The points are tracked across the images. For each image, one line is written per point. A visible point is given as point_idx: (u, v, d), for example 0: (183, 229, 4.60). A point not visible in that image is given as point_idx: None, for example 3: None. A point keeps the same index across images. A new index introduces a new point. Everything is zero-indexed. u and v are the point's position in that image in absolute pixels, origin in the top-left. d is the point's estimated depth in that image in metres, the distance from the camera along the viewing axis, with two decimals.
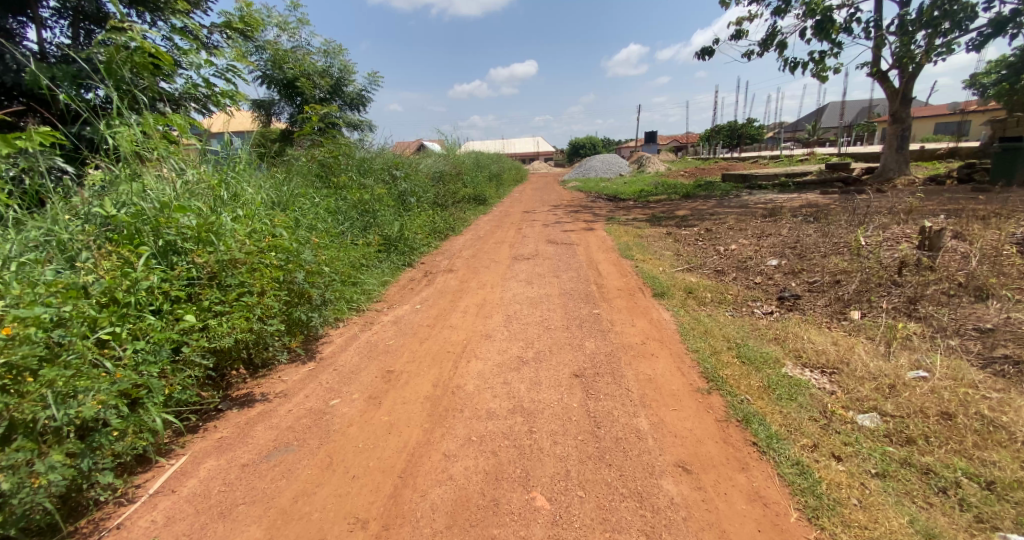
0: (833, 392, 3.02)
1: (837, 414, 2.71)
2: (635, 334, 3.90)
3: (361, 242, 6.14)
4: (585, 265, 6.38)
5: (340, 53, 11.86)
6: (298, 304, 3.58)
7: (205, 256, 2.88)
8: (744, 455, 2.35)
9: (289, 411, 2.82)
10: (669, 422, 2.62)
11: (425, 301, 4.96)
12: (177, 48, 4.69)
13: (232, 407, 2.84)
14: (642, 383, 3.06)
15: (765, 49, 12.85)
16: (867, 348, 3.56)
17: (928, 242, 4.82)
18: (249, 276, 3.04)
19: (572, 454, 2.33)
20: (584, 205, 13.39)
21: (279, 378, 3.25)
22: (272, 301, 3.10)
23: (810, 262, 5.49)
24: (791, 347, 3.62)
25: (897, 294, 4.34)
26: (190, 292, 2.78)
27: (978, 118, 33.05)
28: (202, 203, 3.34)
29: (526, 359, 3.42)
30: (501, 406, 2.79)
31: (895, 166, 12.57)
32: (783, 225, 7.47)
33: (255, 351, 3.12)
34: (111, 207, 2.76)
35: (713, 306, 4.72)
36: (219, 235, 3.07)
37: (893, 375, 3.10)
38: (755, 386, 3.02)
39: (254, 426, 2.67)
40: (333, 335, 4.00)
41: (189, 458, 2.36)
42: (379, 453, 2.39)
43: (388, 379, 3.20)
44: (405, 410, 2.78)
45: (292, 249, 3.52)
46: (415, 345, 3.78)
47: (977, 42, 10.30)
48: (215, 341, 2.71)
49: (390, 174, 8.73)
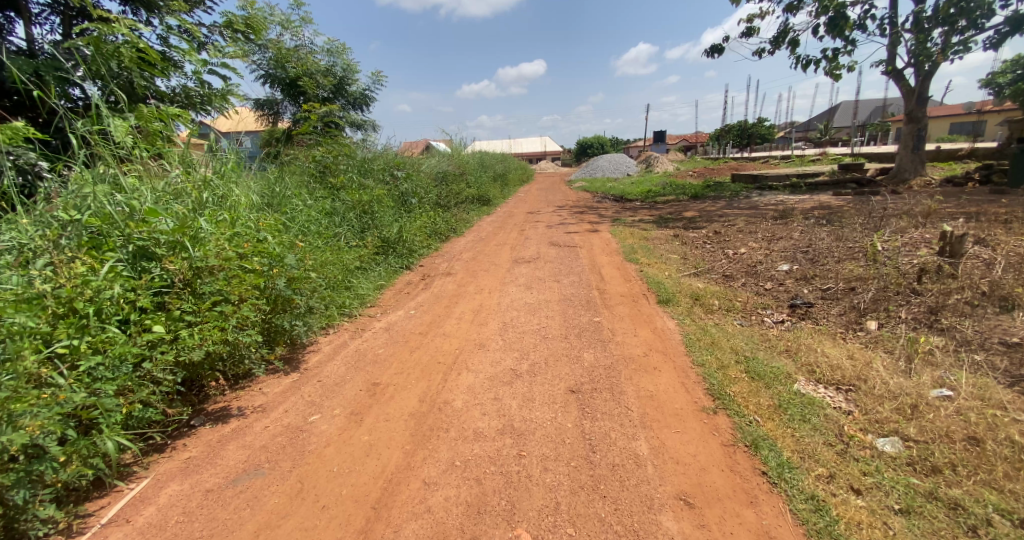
0: (850, 413, 2.79)
1: (854, 438, 2.49)
2: (637, 345, 3.69)
3: (357, 245, 5.98)
4: (588, 269, 6.17)
5: (344, 52, 11.74)
6: (281, 312, 3.41)
7: (178, 262, 2.73)
8: (752, 487, 2.13)
9: (265, 428, 2.66)
10: (671, 447, 2.42)
11: (420, 306, 4.79)
12: (171, 45, 4.53)
13: (205, 423, 2.70)
14: (643, 401, 2.85)
15: (777, 46, 12.57)
16: (886, 363, 3.31)
17: (949, 248, 4.48)
18: (225, 284, 2.89)
19: (564, 483, 2.14)
20: (590, 206, 13.17)
21: (259, 390, 3.09)
22: (250, 311, 2.93)
23: (823, 267, 5.23)
24: (803, 362, 3.39)
25: (917, 304, 4.08)
26: (160, 302, 2.63)
27: (994, 117, 32.35)
28: (183, 206, 3.18)
29: (519, 372, 3.23)
30: (489, 426, 2.59)
31: (910, 167, 12.19)
32: (794, 228, 7.20)
33: (231, 363, 2.96)
34: (75, 211, 2.63)
35: (721, 314, 4.50)
36: (197, 240, 2.92)
37: (915, 393, 2.86)
38: (765, 405, 2.80)
39: (226, 445, 2.52)
40: (321, 343, 3.84)
41: (151, 483, 2.23)
42: (354, 479, 2.22)
43: (372, 393, 3.02)
44: (387, 429, 2.60)
45: (276, 254, 3.35)
46: (405, 355, 3.60)
47: (996, 40, 9.93)
48: (185, 354, 2.55)
49: (391, 174, 8.58)
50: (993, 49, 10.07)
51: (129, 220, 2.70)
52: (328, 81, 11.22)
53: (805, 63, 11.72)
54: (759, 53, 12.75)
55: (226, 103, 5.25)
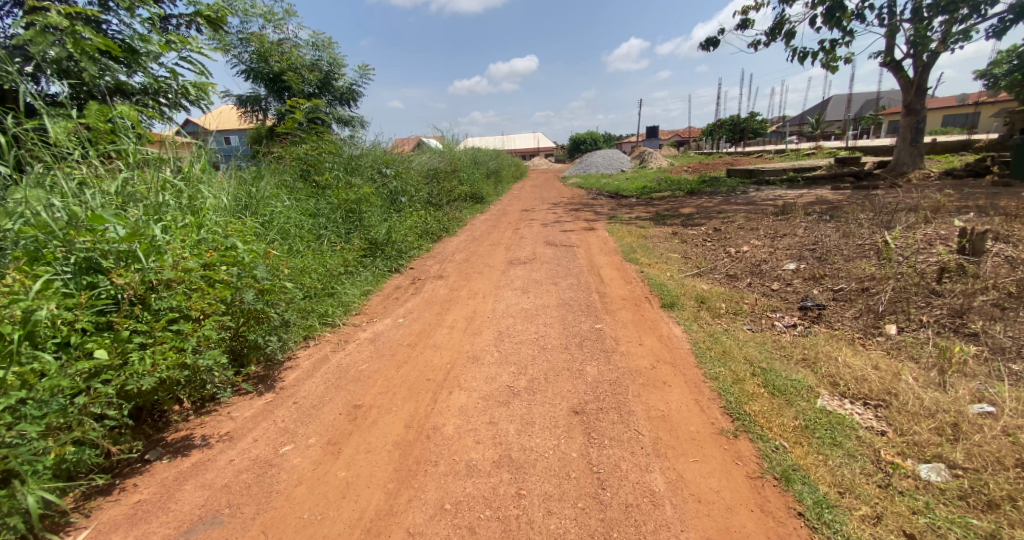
0: (884, 433, 2.54)
1: (894, 467, 2.25)
2: (643, 356, 3.40)
3: (341, 247, 5.64)
4: (586, 270, 5.88)
5: (329, 45, 11.36)
6: (253, 326, 3.08)
7: (127, 275, 2.37)
8: (788, 532, 1.87)
9: (229, 463, 2.33)
10: (689, 480, 2.15)
11: (410, 314, 4.47)
12: (136, 35, 4.16)
13: (162, 457, 2.37)
14: (654, 423, 2.57)
15: (773, 38, 12.37)
16: (917, 375, 3.05)
17: (970, 246, 4.31)
18: (185, 299, 2.54)
19: (570, 531, 1.85)
20: (585, 203, 12.86)
21: (227, 415, 2.76)
22: (212, 329, 2.58)
23: (832, 266, 4.97)
24: (824, 373, 3.11)
25: (939, 307, 3.83)
26: (105, 321, 2.28)
27: (987, 109, 32.33)
28: (136, 211, 2.83)
29: (517, 390, 2.93)
30: (484, 457, 2.29)
31: (909, 160, 12.04)
32: (798, 225, 6.94)
33: (192, 388, 2.62)
34: (6, 220, 2.28)
35: (729, 318, 4.21)
36: (154, 250, 2.57)
37: (954, 410, 2.61)
38: (791, 427, 2.53)
39: (183, 484, 2.20)
40: (299, 358, 3.52)
41: (89, 535, 1.91)
42: (328, 529, 1.92)
43: (353, 417, 2.71)
44: (367, 463, 2.29)
45: (247, 263, 3.00)
46: (391, 371, 3.28)
47: (999, 28, 9.74)
48: (133, 383, 2.21)
49: (380, 172, 8.22)
50: (996, 37, 9.86)
51: (70, 228, 2.36)
52: (314, 76, 10.81)
53: (802, 55, 11.52)
54: (755, 46, 12.51)
55: (201, 97, 4.88)
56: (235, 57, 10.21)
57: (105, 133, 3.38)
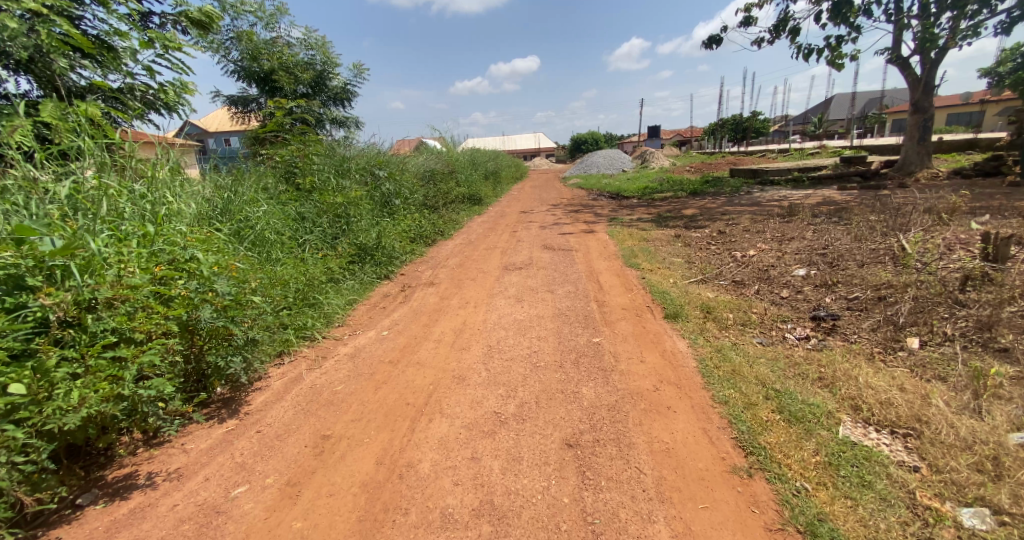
0: (917, 470, 2.22)
1: (933, 514, 1.94)
2: (645, 376, 3.10)
3: (325, 254, 5.35)
4: (585, 276, 5.58)
5: (324, 45, 11.12)
6: (215, 346, 2.83)
7: (58, 294, 2.07)
8: None
9: (171, 509, 2.05)
10: (698, 534, 1.86)
11: (395, 326, 4.17)
12: (113, 31, 3.87)
13: (97, 501, 2.09)
14: (658, 458, 2.28)
15: (777, 36, 12.06)
16: (948, 398, 2.74)
17: (994, 251, 4.00)
18: (129, 319, 2.27)
19: None
20: (585, 204, 12.54)
21: (180, 448, 2.47)
22: (158, 352, 2.29)
23: (845, 272, 4.67)
24: (844, 395, 2.81)
25: (964, 318, 3.52)
26: (29, 348, 1.99)
27: (991, 108, 31.93)
28: (78, 222, 2.54)
29: (504, 418, 2.63)
30: (462, 504, 2.00)
31: (917, 160, 11.70)
32: (807, 227, 6.60)
33: (135, 420, 2.34)
34: None
35: (737, 330, 3.91)
36: (95, 265, 2.29)
37: (993, 441, 2.30)
38: (812, 464, 2.23)
39: (114, 536, 1.91)
40: (270, 378, 3.23)
41: None
42: None
43: (319, 450, 2.42)
44: (328, 511, 2.00)
45: (206, 277, 2.72)
46: (368, 394, 2.99)
47: (1006, 25, 9.44)
48: (54, 421, 1.91)
49: (373, 173, 7.89)
50: (1004, 34, 9.56)
51: None
52: (306, 75, 10.56)
53: (807, 52, 11.25)
54: (759, 43, 12.21)
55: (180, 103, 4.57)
56: (225, 56, 9.97)
57: (63, 132, 3.10)
